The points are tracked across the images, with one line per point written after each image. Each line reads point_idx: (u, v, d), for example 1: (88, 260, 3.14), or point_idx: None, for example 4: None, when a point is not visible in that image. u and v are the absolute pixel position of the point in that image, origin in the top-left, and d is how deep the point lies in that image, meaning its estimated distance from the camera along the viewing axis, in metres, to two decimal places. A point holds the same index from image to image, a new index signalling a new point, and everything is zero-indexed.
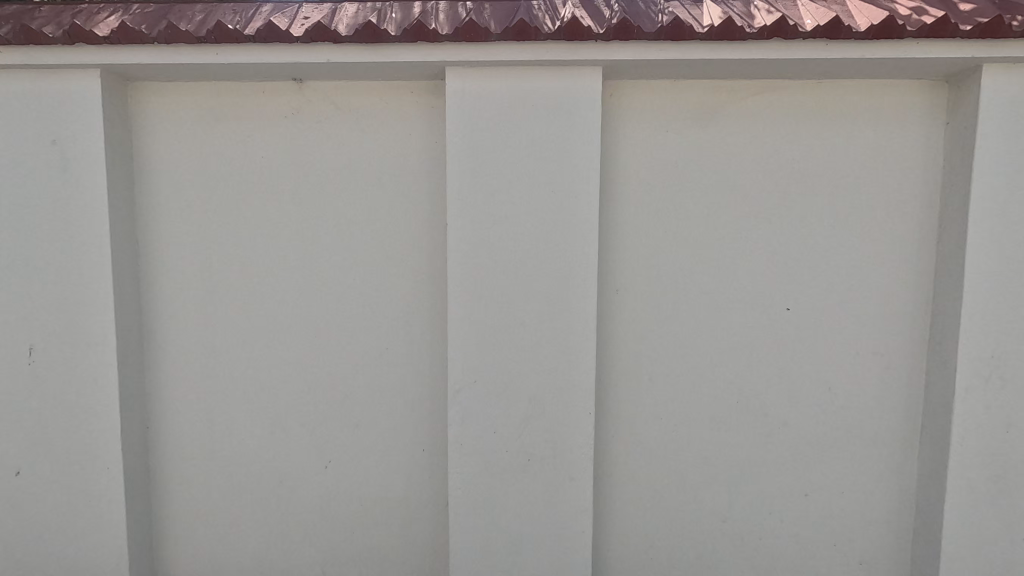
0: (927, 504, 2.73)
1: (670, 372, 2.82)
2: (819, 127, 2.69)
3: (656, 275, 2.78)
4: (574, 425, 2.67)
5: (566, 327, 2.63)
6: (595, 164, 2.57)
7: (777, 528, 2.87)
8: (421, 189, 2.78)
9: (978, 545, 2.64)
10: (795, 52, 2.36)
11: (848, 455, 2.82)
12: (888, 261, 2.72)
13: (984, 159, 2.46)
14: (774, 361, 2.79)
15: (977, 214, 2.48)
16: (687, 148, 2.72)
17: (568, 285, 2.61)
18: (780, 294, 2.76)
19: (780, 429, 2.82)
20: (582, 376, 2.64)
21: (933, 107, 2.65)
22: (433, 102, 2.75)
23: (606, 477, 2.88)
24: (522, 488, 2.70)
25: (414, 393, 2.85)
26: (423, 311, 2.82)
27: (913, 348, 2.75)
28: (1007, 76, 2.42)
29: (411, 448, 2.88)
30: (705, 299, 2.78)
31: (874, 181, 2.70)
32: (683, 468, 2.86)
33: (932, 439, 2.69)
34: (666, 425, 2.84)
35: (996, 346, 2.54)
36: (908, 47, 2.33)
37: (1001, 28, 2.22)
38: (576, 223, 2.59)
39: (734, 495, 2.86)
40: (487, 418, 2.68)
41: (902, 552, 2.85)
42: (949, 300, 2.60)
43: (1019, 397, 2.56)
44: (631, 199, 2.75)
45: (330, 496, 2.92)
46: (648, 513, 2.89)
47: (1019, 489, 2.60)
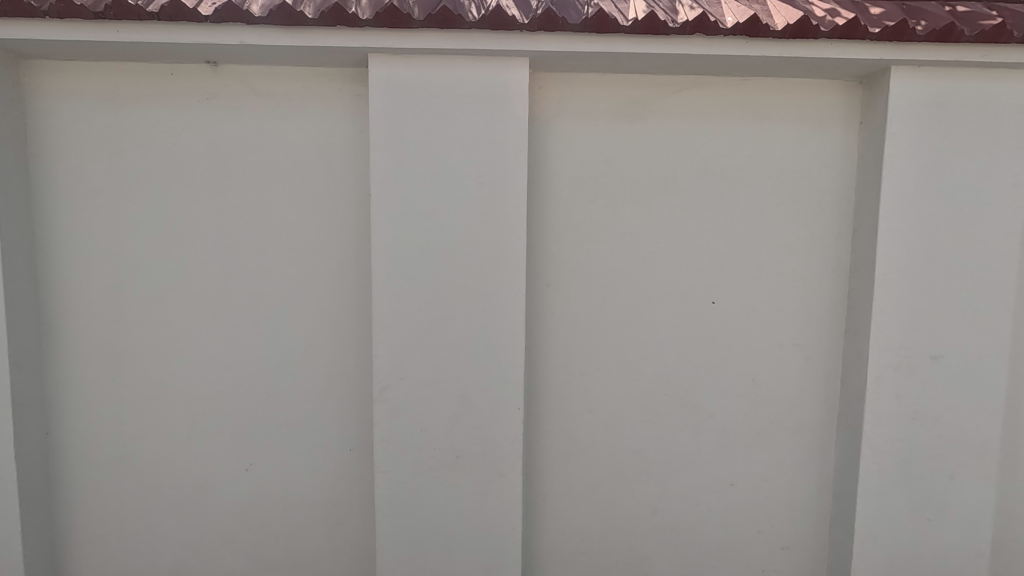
0: (843, 491, 2.84)
1: (600, 365, 2.83)
2: (744, 125, 2.73)
3: (587, 269, 2.77)
4: (504, 422, 2.64)
5: (495, 323, 2.59)
6: (522, 157, 2.53)
7: (704, 518, 2.93)
8: (347, 182, 2.68)
9: (888, 528, 2.76)
10: (717, 48, 2.38)
11: (772, 445, 2.90)
12: (809, 256, 2.80)
13: (895, 157, 2.55)
14: (702, 355, 2.83)
15: (889, 211, 2.58)
16: (615, 143, 2.72)
17: (497, 281, 2.57)
18: (707, 289, 2.80)
19: (707, 421, 2.87)
20: (512, 372, 2.62)
21: (850, 106, 2.73)
22: (357, 89, 2.65)
23: (538, 472, 2.88)
24: (450, 485, 2.66)
25: (340, 391, 2.77)
26: (348, 305, 2.73)
27: (831, 340, 2.84)
28: (914, 78, 2.51)
29: (338, 446, 2.79)
30: (635, 294, 2.79)
31: (795, 178, 2.76)
32: (613, 461, 2.88)
33: (848, 428, 2.79)
34: (596, 418, 2.85)
35: (906, 338, 2.65)
36: (823, 47, 2.39)
37: (907, 32, 2.30)
38: (502, 218, 2.55)
39: (663, 488, 2.90)
40: (415, 415, 2.62)
41: (820, 537, 2.97)
42: (863, 294, 2.69)
43: (927, 386, 2.68)
44: (561, 194, 2.74)
45: (253, 498, 2.81)
46: (579, 506, 2.90)
47: (926, 473, 2.73)
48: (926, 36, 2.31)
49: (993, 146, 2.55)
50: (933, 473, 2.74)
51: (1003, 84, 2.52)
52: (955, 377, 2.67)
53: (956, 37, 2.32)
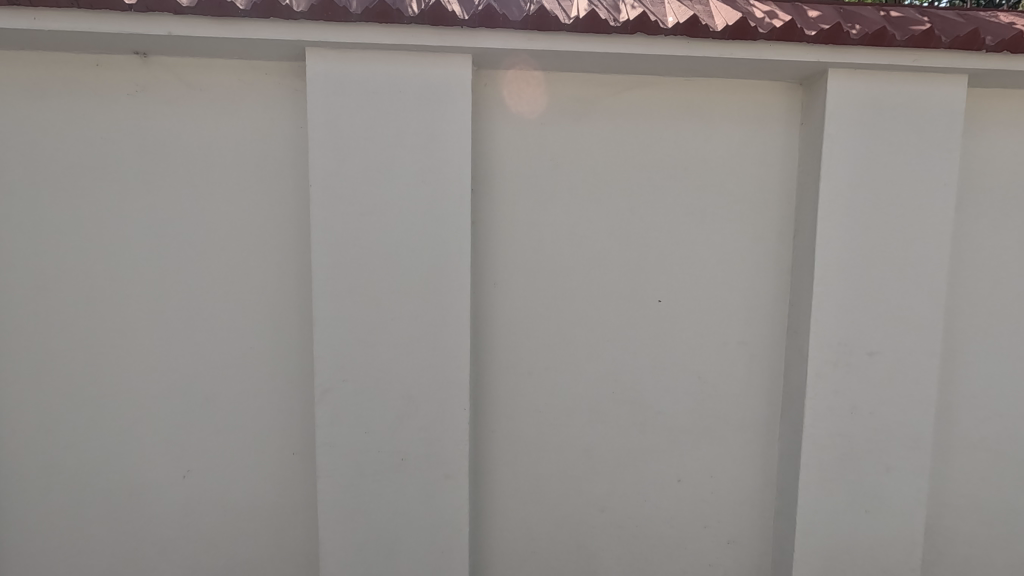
0: (786, 484, 2.89)
1: (548, 364, 2.82)
2: (688, 125, 2.75)
3: (534, 268, 2.76)
4: (449, 424, 2.60)
5: (440, 323, 2.56)
6: (466, 155, 2.50)
7: (652, 514, 2.96)
8: (286, 179, 2.61)
9: (828, 520, 2.82)
10: (658, 48, 2.38)
11: (717, 442, 2.94)
12: (753, 254, 2.84)
13: (832, 158, 2.60)
14: (648, 353, 2.85)
15: (827, 211, 2.63)
16: (561, 142, 2.71)
17: (440, 280, 2.54)
18: (654, 287, 2.81)
19: (654, 418, 2.89)
20: (457, 373, 2.59)
21: (791, 107, 2.77)
22: (296, 84, 2.58)
23: (486, 473, 2.86)
24: (395, 488, 2.62)
25: (282, 393, 2.70)
26: (290, 305, 2.67)
27: (774, 337, 2.89)
28: (850, 81, 2.56)
29: (280, 450, 2.73)
30: (582, 293, 2.79)
31: (738, 177, 2.79)
32: (562, 460, 2.88)
33: (790, 423, 2.85)
34: (545, 417, 2.85)
35: (844, 335, 2.70)
36: (762, 48, 2.41)
37: (841, 35, 2.33)
38: (446, 217, 2.51)
39: (611, 485, 2.92)
40: (358, 417, 2.57)
41: (765, 531, 3.01)
42: (803, 292, 2.74)
43: (864, 382, 2.74)
44: (507, 192, 2.72)
45: (192, 504, 2.72)
46: (528, 505, 2.89)
47: (864, 466, 2.81)
48: (860, 40, 2.35)
49: (925, 148, 2.61)
50: (870, 466, 2.81)
51: (933, 88, 2.59)
52: (891, 373, 2.74)
53: (889, 41, 2.36)
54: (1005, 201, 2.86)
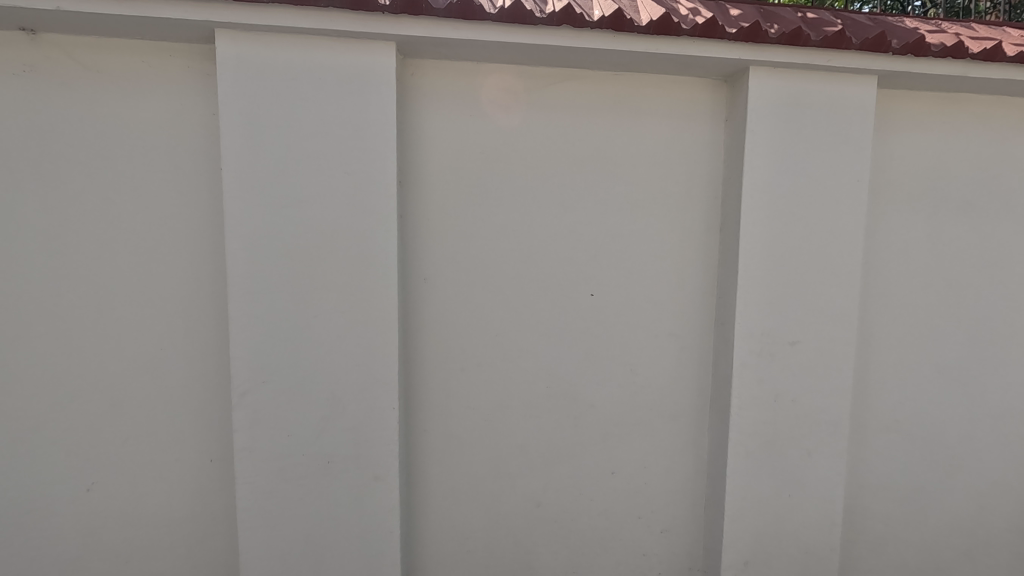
0: (715, 473, 2.95)
1: (480, 360, 2.78)
2: (618, 120, 2.76)
3: (465, 262, 2.71)
4: (378, 424, 2.53)
5: (366, 320, 2.47)
6: (391, 146, 2.42)
7: (586, 507, 2.97)
8: (198, 169, 2.46)
9: (756, 506, 2.90)
10: (585, 41, 2.37)
11: (650, 433, 2.98)
12: (682, 247, 2.88)
13: (754, 153, 2.67)
14: (581, 347, 2.86)
15: (750, 206, 2.70)
16: (490, 134, 2.67)
17: (366, 276, 2.45)
18: (586, 281, 2.82)
19: (588, 412, 2.90)
20: (385, 371, 2.51)
21: (716, 104, 2.83)
22: (207, 69, 2.42)
23: (419, 471, 2.80)
24: (320, 492, 2.51)
25: (198, 397, 2.55)
26: (204, 304, 2.51)
27: (702, 330, 2.95)
28: (770, 79, 2.64)
29: (197, 456, 2.58)
30: (514, 288, 2.76)
31: (667, 172, 2.83)
32: (497, 456, 2.85)
33: (718, 413, 2.91)
34: (479, 414, 2.81)
35: (767, 326, 2.78)
36: (687, 45, 2.44)
37: (760, 34, 2.39)
38: (370, 210, 2.43)
39: (546, 479, 2.91)
40: (279, 419, 2.46)
41: (697, 519, 3.07)
42: (729, 284, 2.80)
43: (786, 371, 2.84)
44: (437, 185, 2.66)
45: (99, 518, 2.54)
46: (462, 503, 2.85)
47: (787, 452, 2.90)
48: (778, 39, 2.42)
49: (839, 146, 2.72)
50: (793, 452, 2.90)
51: (847, 88, 2.70)
52: (811, 361, 2.85)
53: (804, 41, 2.45)
54: (912, 197, 3.03)
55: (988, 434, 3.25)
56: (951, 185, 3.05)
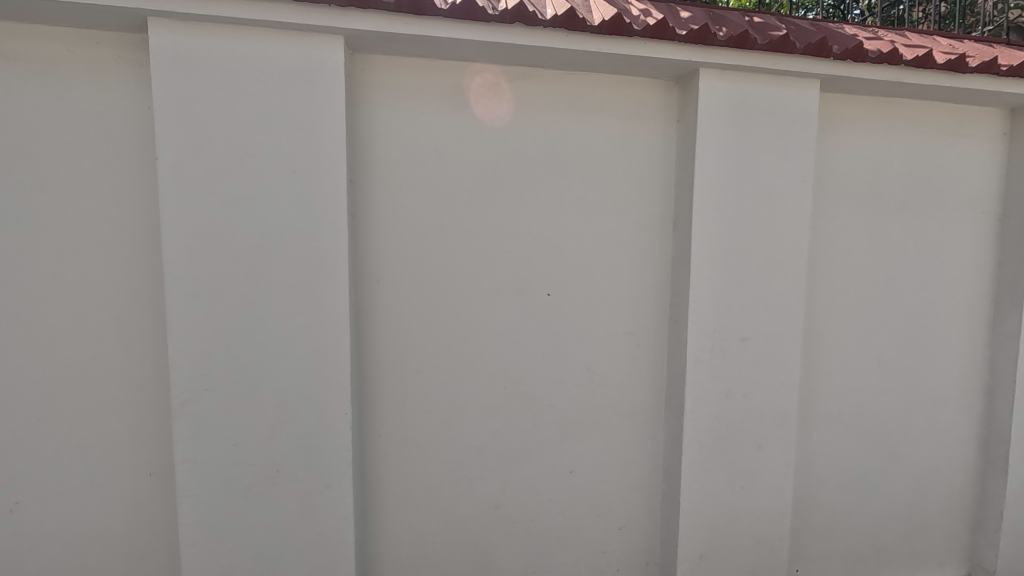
0: (670, 468, 2.99)
1: (436, 362, 2.73)
2: (572, 119, 2.76)
3: (419, 262, 2.66)
4: (331, 429, 2.45)
5: (315, 323, 2.38)
6: (339, 143, 2.34)
7: (545, 507, 2.96)
8: (132, 166, 2.32)
9: (710, 500, 2.95)
10: (538, 39, 2.35)
11: (607, 431, 2.99)
12: (636, 246, 2.91)
13: (705, 154, 2.72)
14: (538, 347, 2.84)
15: (702, 205, 2.74)
16: (443, 133, 2.63)
17: (315, 277, 2.36)
18: (542, 281, 2.81)
19: (545, 411, 2.90)
20: (336, 375, 2.43)
21: (667, 104, 2.87)
22: (139, 60, 2.29)
23: (374, 477, 2.73)
24: (269, 503, 2.41)
25: (135, 407, 2.41)
26: (140, 309, 2.38)
27: (657, 327, 2.99)
28: (718, 80, 2.69)
29: (135, 470, 2.44)
30: (470, 287, 2.73)
31: (621, 171, 2.85)
32: (454, 459, 2.81)
33: (673, 409, 2.95)
34: (435, 416, 2.76)
35: (719, 323, 2.84)
36: (638, 46, 2.46)
37: (709, 36, 2.44)
38: (318, 208, 2.34)
39: (504, 481, 2.89)
40: (223, 429, 2.34)
41: (654, 515, 3.11)
42: (682, 282, 2.84)
43: (738, 366, 2.90)
44: (390, 184, 2.61)
45: (26, 541, 2.36)
46: (419, 508, 2.80)
47: (740, 446, 2.96)
48: (727, 42, 2.47)
49: (784, 147, 2.80)
50: (745, 446, 2.97)
51: (791, 91, 2.78)
52: (761, 357, 2.93)
53: (751, 45, 2.51)
54: (853, 197, 3.15)
55: (924, 422, 3.42)
56: (889, 185, 3.19)
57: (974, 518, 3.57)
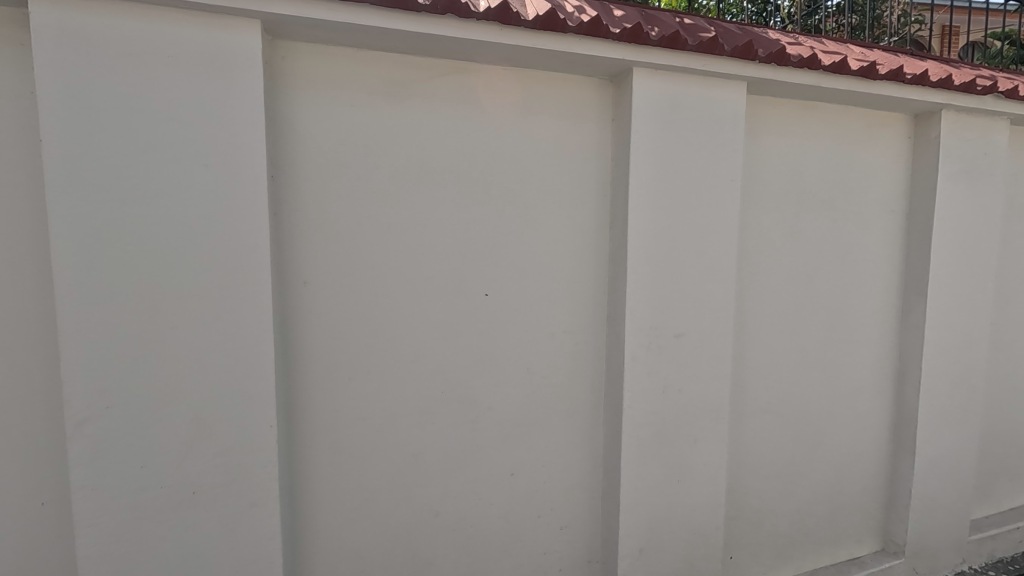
0: (610, 465, 3.00)
1: (370, 367, 2.61)
2: (508, 115, 2.71)
3: (350, 262, 2.53)
4: (254, 444, 2.28)
5: (234, 329, 2.20)
6: (258, 135, 2.18)
7: (486, 511, 2.90)
8: (13, 158, 2.06)
9: (650, 495, 2.98)
10: (472, 32, 2.28)
11: (548, 431, 2.97)
12: (573, 245, 2.90)
13: (641, 152, 2.73)
14: (476, 348, 2.78)
15: (637, 203, 2.75)
16: (373, 126, 2.51)
17: (234, 280, 2.19)
18: (479, 281, 2.74)
19: (485, 414, 2.83)
20: (258, 385, 2.26)
21: (602, 103, 2.87)
22: (20, 38, 2.03)
23: (303, 492, 2.57)
24: (184, 527, 2.21)
25: (23, 429, 2.15)
26: (26, 318, 2.12)
27: (595, 326, 2.99)
28: (652, 80, 2.71)
29: (25, 499, 2.17)
30: (404, 288, 2.62)
31: (558, 168, 2.83)
32: (390, 467, 2.70)
33: (612, 407, 2.97)
34: (370, 424, 2.64)
35: (655, 320, 2.87)
36: (573, 42, 2.43)
37: (642, 35, 2.46)
38: (235, 205, 2.17)
39: (444, 487, 2.80)
40: (130, 450, 2.12)
41: (594, 513, 3.12)
42: (619, 281, 2.85)
43: (674, 362, 2.95)
44: (316, 179, 2.45)
45: None
46: (354, 520, 2.67)
47: (677, 440, 3.02)
48: (659, 41, 2.49)
49: (714, 147, 2.87)
50: (681, 440, 3.02)
51: (721, 92, 2.85)
52: (694, 352, 2.99)
53: (682, 45, 2.55)
54: (777, 196, 3.28)
55: (843, 409, 3.63)
56: (810, 184, 3.35)
57: (887, 497, 3.83)
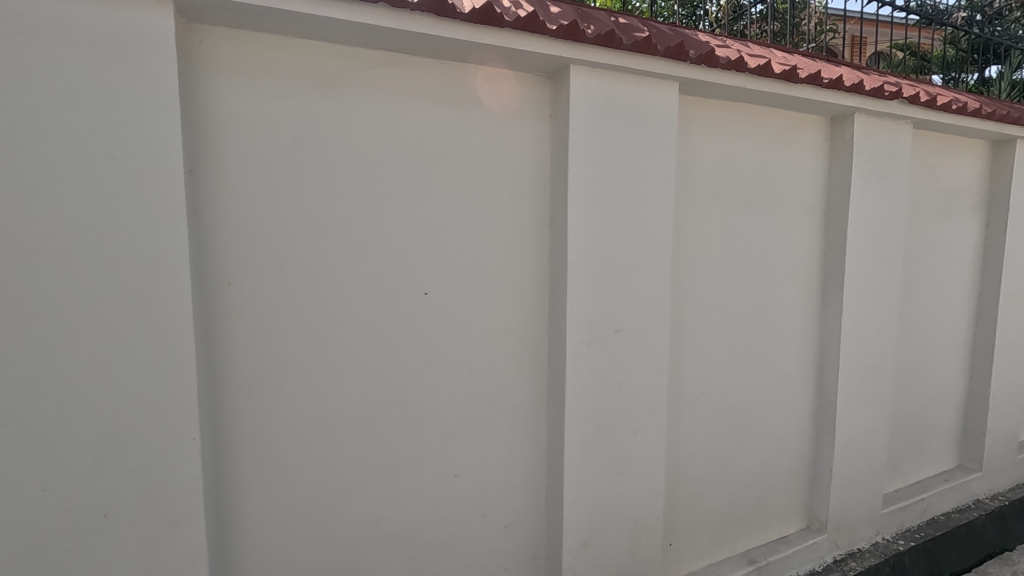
0: (553, 461, 3.02)
1: (302, 372, 2.49)
2: (446, 110, 2.65)
3: (278, 262, 2.40)
4: (174, 459, 2.12)
5: (150, 335, 2.03)
6: (173, 126, 2.02)
7: (429, 515, 2.84)
8: None
9: (592, 488, 3.02)
10: (406, 22, 2.21)
11: (490, 430, 2.94)
12: (513, 241, 2.88)
13: (580, 149, 2.75)
14: (415, 348, 2.70)
15: (576, 200, 2.77)
16: (302, 119, 2.39)
17: (146, 283, 2.01)
18: (418, 280, 2.67)
19: (426, 416, 2.77)
20: (179, 395, 2.10)
21: (540, 100, 2.87)
22: None
23: (232, 506, 2.42)
24: (96, 553, 2.02)
25: None
26: None
27: (536, 323, 2.99)
28: (589, 77, 2.73)
29: None
30: (338, 289, 2.51)
31: (497, 165, 2.80)
32: (327, 475, 2.59)
33: (554, 403, 2.97)
34: (304, 432, 2.52)
35: (595, 315, 2.89)
36: (511, 37, 2.41)
37: (578, 32, 2.47)
38: (146, 202, 1.99)
39: (384, 493, 2.72)
40: (28, 473, 1.91)
41: (538, 509, 3.13)
42: (559, 277, 2.86)
43: (613, 357, 2.99)
44: (239, 173, 2.31)
45: None
46: (289, 533, 2.54)
47: (618, 433, 3.07)
48: (595, 39, 2.52)
49: (650, 146, 2.93)
50: (621, 433, 3.08)
51: (655, 91, 2.91)
52: (633, 346, 3.05)
53: (617, 44, 2.59)
54: (709, 194, 3.40)
55: (770, 396, 3.82)
56: (738, 182, 3.49)
57: (810, 477, 4.07)
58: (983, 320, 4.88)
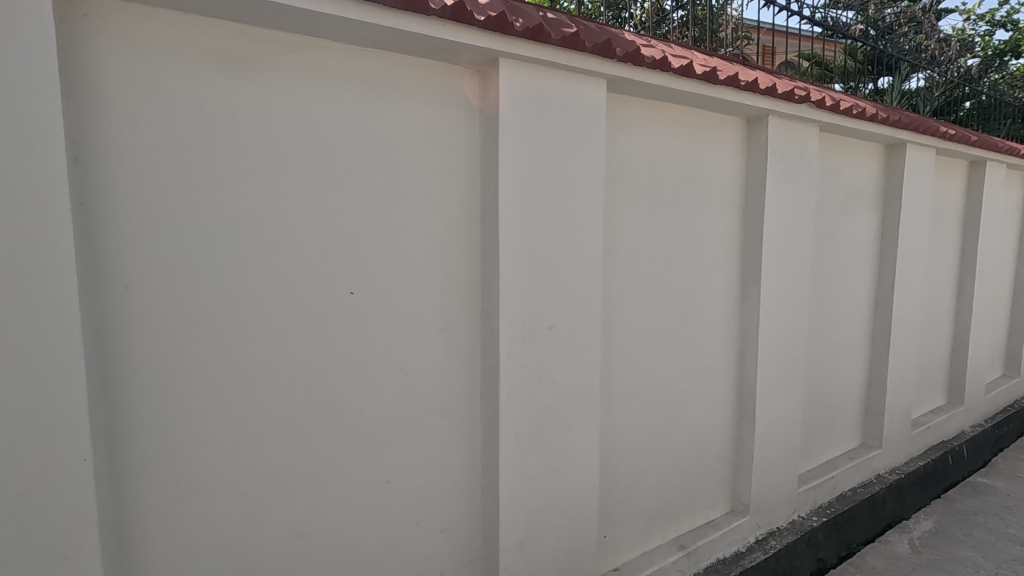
0: (488, 461, 2.97)
1: (215, 380, 2.29)
2: (371, 100, 2.53)
3: (185, 261, 2.19)
4: (65, 483, 1.88)
5: (28, 344, 1.79)
6: (51, 106, 1.79)
7: (360, 524, 2.71)
8: None
9: (528, 486, 2.99)
10: (325, 4, 2.08)
11: (423, 433, 2.85)
12: (444, 238, 2.80)
13: (511, 144, 2.71)
14: (341, 351, 2.56)
15: (508, 195, 2.73)
16: (210, 105, 2.20)
17: (24, 285, 1.77)
18: (342, 278, 2.53)
19: (354, 422, 2.63)
20: (66, 410, 1.87)
21: (469, 93, 2.81)
22: None
23: (136, 530, 2.19)
24: None
25: None
26: None
27: (468, 321, 2.93)
28: (519, 72, 2.70)
29: None
30: (254, 290, 2.33)
31: (426, 158, 2.71)
32: (245, 490, 2.40)
33: (488, 402, 2.92)
34: (217, 444, 2.32)
35: (528, 312, 2.87)
36: (438, 26, 2.34)
37: (507, 25, 2.44)
38: (21, 192, 1.75)
39: (310, 505, 2.56)
40: None
41: (474, 511, 3.07)
42: (492, 273, 2.81)
43: (548, 353, 2.98)
44: (136, 163, 2.09)
45: None
46: (202, 555, 2.34)
47: (553, 429, 3.06)
48: (523, 32, 2.50)
49: (579, 142, 2.95)
50: (556, 429, 3.08)
51: (584, 88, 2.93)
52: (566, 342, 3.05)
53: (545, 38, 2.59)
54: (637, 191, 3.47)
55: (696, 387, 3.97)
56: (664, 180, 3.59)
57: (734, 462, 4.27)
58: (881, 310, 5.31)
